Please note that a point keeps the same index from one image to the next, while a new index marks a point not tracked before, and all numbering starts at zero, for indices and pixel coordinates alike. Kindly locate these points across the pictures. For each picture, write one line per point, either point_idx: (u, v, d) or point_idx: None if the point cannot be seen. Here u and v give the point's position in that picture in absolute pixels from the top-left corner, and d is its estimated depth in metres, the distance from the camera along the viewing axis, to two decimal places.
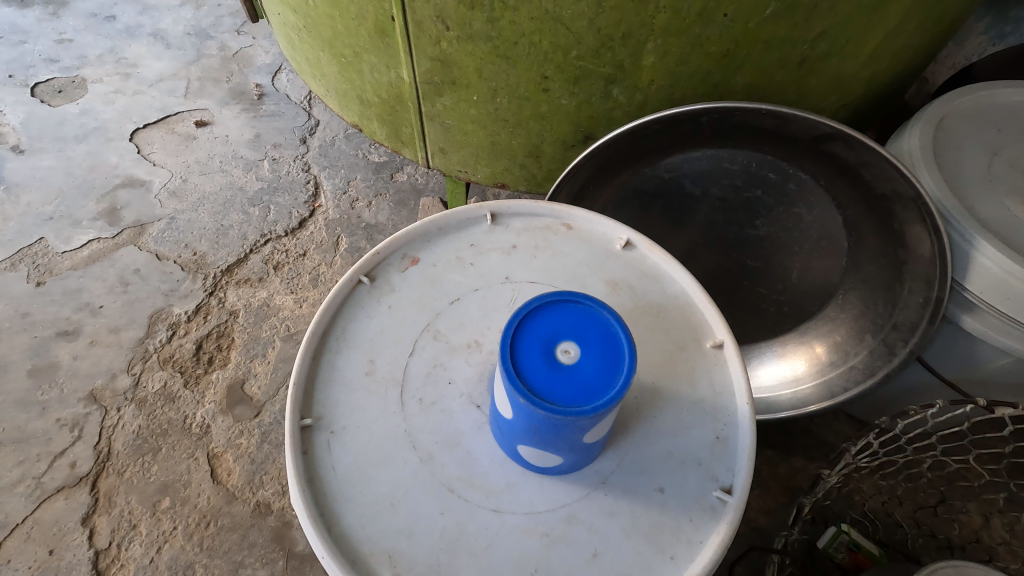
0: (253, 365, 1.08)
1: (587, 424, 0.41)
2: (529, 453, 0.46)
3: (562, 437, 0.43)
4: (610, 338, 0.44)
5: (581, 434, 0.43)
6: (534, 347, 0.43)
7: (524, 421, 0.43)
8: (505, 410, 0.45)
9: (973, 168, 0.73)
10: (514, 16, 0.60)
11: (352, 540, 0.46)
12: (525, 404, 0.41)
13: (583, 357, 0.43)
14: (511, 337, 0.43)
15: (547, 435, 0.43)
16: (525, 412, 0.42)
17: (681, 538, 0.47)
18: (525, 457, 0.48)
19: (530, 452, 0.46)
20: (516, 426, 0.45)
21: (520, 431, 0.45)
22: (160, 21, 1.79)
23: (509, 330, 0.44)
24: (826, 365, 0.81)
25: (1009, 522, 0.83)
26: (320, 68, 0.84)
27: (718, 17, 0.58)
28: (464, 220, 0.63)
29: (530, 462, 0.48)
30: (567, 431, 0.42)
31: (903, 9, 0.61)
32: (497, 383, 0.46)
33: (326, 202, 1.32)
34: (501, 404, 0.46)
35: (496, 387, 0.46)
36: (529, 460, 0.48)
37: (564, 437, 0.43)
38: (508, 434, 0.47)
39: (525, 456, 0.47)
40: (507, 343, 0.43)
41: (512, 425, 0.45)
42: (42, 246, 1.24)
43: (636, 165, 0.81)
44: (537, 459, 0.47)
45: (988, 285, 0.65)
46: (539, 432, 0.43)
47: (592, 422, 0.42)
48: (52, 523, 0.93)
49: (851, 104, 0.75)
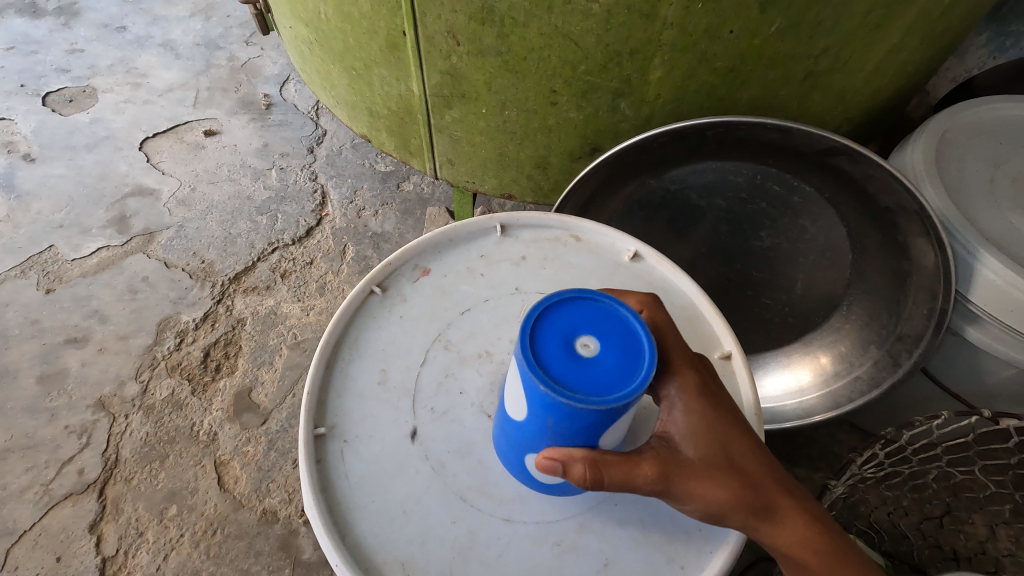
0: (261, 373, 1.09)
1: (608, 416, 0.40)
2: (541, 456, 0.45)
3: (579, 433, 0.42)
4: (630, 333, 0.43)
5: (601, 430, 0.41)
6: (558, 336, 0.42)
7: (542, 414, 0.42)
8: (519, 408, 0.44)
9: (975, 182, 0.74)
10: (524, 32, 0.61)
11: (366, 549, 0.47)
12: (546, 393, 0.39)
13: (604, 349, 0.42)
14: (533, 325, 0.42)
15: (565, 431, 0.42)
16: (543, 403, 0.40)
17: (692, 548, 0.47)
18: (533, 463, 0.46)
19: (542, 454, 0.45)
20: (530, 424, 0.43)
21: (533, 429, 0.43)
22: (170, 32, 1.82)
23: (528, 320, 0.42)
24: (831, 376, 0.82)
25: (1014, 534, 0.83)
26: (330, 80, 0.86)
27: (723, 34, 0.59)
28: (474, 231, 0.64)
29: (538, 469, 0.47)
30: (587, 425, 0.41)
31: (904, 26, 0.62)
32: (512, 382, 0.44)
33: (333, 211, 1.33)
34: (514, 400, 0.44)
35: (511, 385, 0.45)
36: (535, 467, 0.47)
37: (582, 432, 0.41)
38: (519, 439, 0.46)
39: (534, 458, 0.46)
40: (528, 332, 0.42)
41: (525, 424, 0.44)
42: (52, 254, 1.26)
43: (642, 176, 0.82)
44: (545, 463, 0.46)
45: (992, 296, 0.66)
46: (556, 428, 0.42)
47: (613, 415, 0.40)
48: (60, 529, 0.94)
49: (854, 118, 0.76)
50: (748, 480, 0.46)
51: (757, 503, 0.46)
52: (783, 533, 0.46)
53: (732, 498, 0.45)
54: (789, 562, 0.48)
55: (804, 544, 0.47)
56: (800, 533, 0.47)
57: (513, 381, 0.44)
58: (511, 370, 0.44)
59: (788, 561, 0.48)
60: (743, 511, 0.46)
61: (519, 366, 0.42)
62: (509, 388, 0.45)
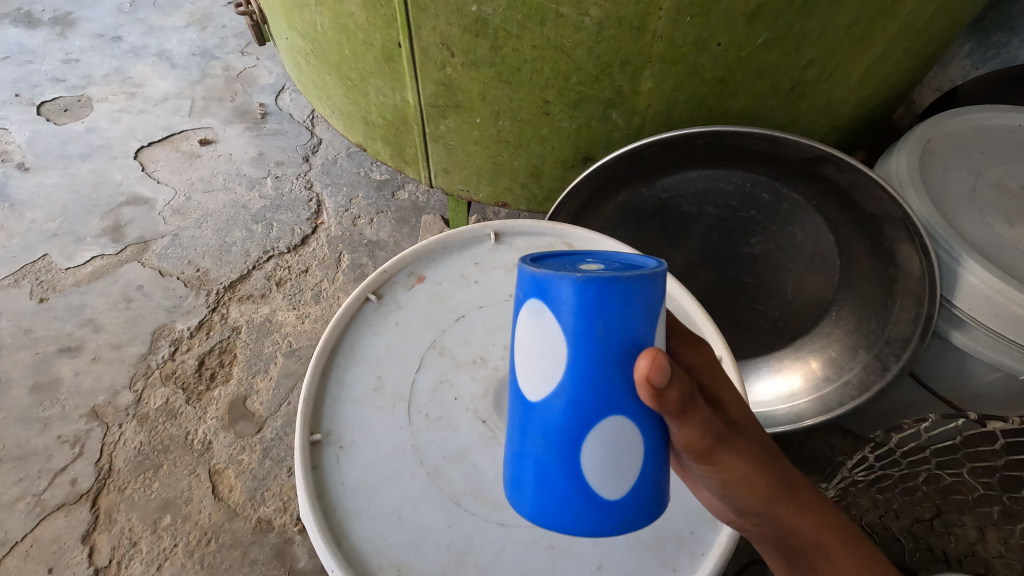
0: (256, 381, 1.09)
1: (650, 298, 0.35)
2: (609, 411, 0.36)
3: (640, 333, 0.35)
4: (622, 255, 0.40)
5: (655, 322, 0.36)
6: (560, 261, 0.38)
7: (590, 327, 0.34)
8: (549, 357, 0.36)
9: (959, 189, 0.76)
10: (517, 44, 0.62)
11: (361, 553, 0.48)
12: (582, 282, 0.34)
13: (609, 261, 0.38)
14: (529, 259, 0.38)
15: (614, 345, 0.35)
16: (589, 305, 0.34)
17: (683, 550, 0.48)
18: (603, 445, 0.37)
19: (610, 405, 0.36)
20: (580, 361, 0.35)
21: (587, 365, 0.35)
22: (166, 42, 1.84)
23: (521, 261, 0.38)
24: (822, 380, 0.84)
25: (1004, 536, 0.84)
26: (325, 91, 0.87)
27: (711, 46, 0.60)
28: (468, 239, 0.64)
29: (610, 453, 0.37)
30: (642, 315, 0.35)
31: (887, 38, 0.63)
32: (525, 340, 0.37)
33: (328, 219, 1.33)
34: (548, 354, 0.36)
35: (527, 346, 0.37)
36: (606, 456, 0.37)
37: (633, 337, 0.35)
38: (571, 407, 0.37)
39: (604, 425, 0.36)
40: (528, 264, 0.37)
41: (574, 370, 0.36)
42: (45, 263, 1.25)
43: (634, 184, 0.84)
44: (617, 430, 0.37)
45: (977, 302, 0.67)
46: (613, 340, 0.35)
47: (654, 297, 0.35)
48: (52, 540, 0.93)
49: (841, 127, 0.77)
50: (771, 456, 0.45)
51: (785, 469, 0.45)
52: (807, 505, 0.45)
53: (767, 460, 0.44)
54: (810, 548, 0.45)
55: (824, 519, 0.46)
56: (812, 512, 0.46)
57: (536, 330, 0.36)
58: (520, 335, 0.38)
59: (808, 547, 0.45)
60: (776, 474, 0.44)
61: (538, 294, 0.36)
62: (531, 356, 0.38)
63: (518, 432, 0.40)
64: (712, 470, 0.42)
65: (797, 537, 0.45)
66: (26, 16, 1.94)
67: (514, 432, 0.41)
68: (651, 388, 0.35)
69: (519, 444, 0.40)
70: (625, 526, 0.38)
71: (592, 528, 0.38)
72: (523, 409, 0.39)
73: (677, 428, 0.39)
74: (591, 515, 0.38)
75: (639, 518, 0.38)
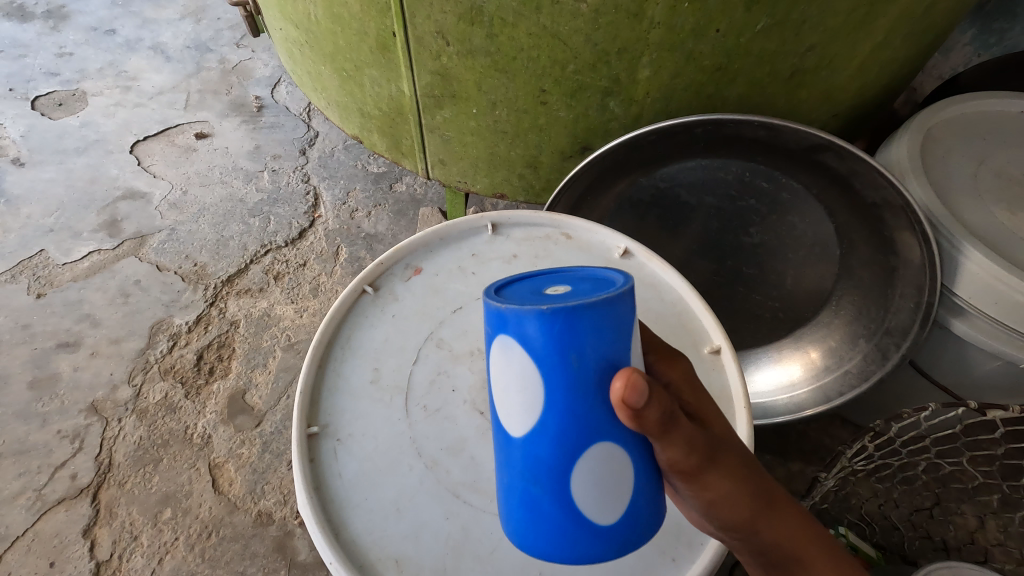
0: (254, 375, 1.09)
1: (616, 319, 0.35)
2: (593, 439, 0.37)
3: (613, 361, 0.36)
4: (585, 275, 0.41)
5: (628, 342, 0.37)
6: (522, 293, 0.38)
7: (564, 359, 0.35)
8: (525, 390, 0.36)
9: (960, 176, 0.75)
10: (513, 32, 0.62)
11: (360, 546, 0.48)
12: (546, 314, 0.34)
13: (573, 285, 0.39)
14: (492, 297, 0.38)
15: (585, 373, 0.35)
16: (560, 337, 0.34)
17: (682, 540, 0.49)
18: (592, 471, 0.37)
19: (592, 435, 0.36)
20: (557, 394, 0.36)
21: (565, 397, 0.36)
22: (160, 35, 1.83)
23: (484, 299, 0.38)
24: (822, 370, 0.83)
25: (1003, 524, 0.84)
26: (321, 82, 0.86)
27: (710, 32, 0.59)
28: (466, 230, 0.64)
29: (600, 479, 0.37)
30: (614, 338, 0.35)
31: (888, 24, 0.62)
32: (501, 374, 0.37)
33: (325, 213, 1.33)
34: (524, 391, 0.36)
35: (502, 381, 0.38)
36: (596, 483, 0.37)
37: (602, 362, 0.35)
38: (555, 440, 0.37)
39: (590, 453, 0.37)
40: (494, 298, 0.37)
41: (553, 403, 0.36)
42: (42, 259, 1.25)
43: (633, 175, 0.83)
44: (604, 457, 0.37)
45: (977, 290, 0.67)
46: (588, 368, 0.35)
47: (620, 316, 0.35)
48: (53, 535, 0.93)
49: (841, 114, 0.76)
50: (755, 471, 0.44)
51: (768, 483, 0.45)
52: (788, 520, 0.45)
53: (751, 475, 0.44)
54: (789, 561, 0.45)
55: (807, 533, 0.46)
56: (794, 526, 0.45)
57: (509, 367, 0.37)
58: (496, 370, 0.38)
59: (789, 561, 0.45)
60: (760, 490, 0.44)
61: (505, 332, 0.36)
62: (507, 394, 0.37)
63: (506, 469, 0.40)
64: (694, 488, 0.42)
65: (779, 552, 0.45)
66: (19, 9, 1.93)
67: (502, 469, 0.40)
68: (629, 409, 0.35)
69: (508, 480, 0.40)
70: (623, 548, 0.39)
71: (588, 555, 0.38)
72: (508, 447, 0.39)
73: (658, 446, 0.39)
74: (586, 542, 0.38)
75: (635, 540, 0.39)
